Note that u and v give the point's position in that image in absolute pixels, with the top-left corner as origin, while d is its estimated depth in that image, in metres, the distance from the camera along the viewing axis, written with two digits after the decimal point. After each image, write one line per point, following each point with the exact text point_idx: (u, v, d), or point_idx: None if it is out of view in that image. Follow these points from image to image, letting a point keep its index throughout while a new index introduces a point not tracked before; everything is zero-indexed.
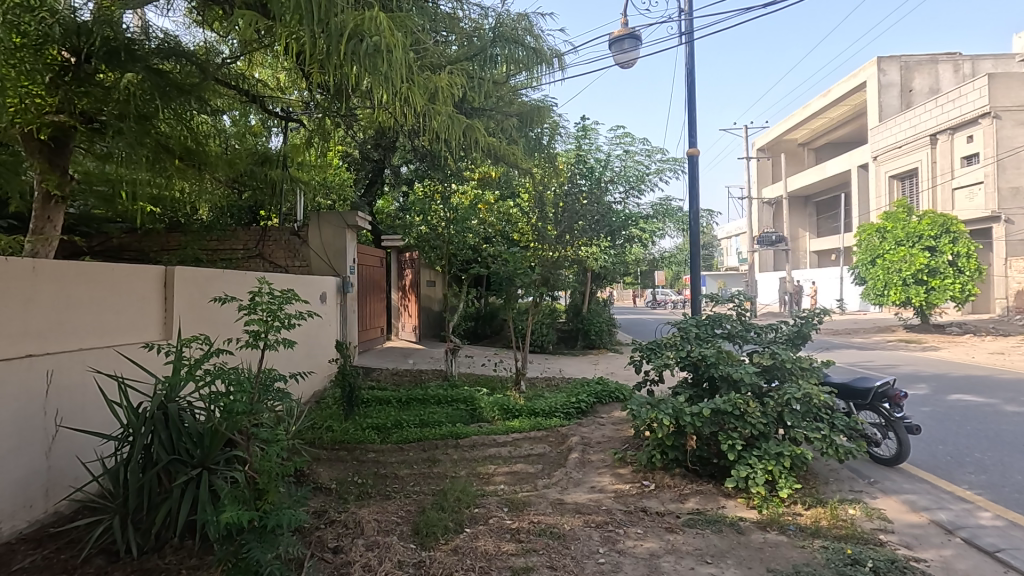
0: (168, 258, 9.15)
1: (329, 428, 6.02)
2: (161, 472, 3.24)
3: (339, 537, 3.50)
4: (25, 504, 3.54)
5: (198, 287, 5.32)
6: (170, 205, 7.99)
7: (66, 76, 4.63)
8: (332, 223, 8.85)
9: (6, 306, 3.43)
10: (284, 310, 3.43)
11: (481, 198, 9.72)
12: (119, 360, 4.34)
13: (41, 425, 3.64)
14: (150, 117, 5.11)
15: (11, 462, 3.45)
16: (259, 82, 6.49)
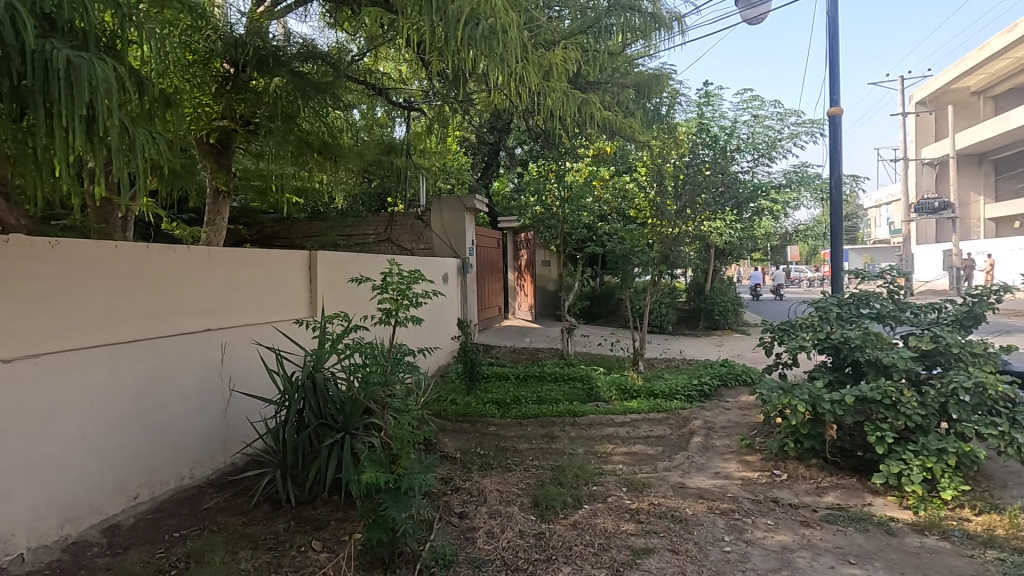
0: (310, 244, 10.12)
1: (453, 401, 6.40)
2: (311, 434, 3.67)
3: (464, 503, 3.72)
4: (209, 455, 4.18)
5: (338, 269, 5.85)
6: (311, 196, 8.84)
7: (228, 85, 5.29)
8: (452, 207, 9.24)
9: (187, 286, 4.04)
10: (412, 289, 3.64)
11: (596, 174, 9.54)
12: (276, 334, 4.94)
13: (219, 388, 4.27)
14: (294, 116, 5.65)
15: (198, 419, 4.09)
16: (384, 76, 6.90)
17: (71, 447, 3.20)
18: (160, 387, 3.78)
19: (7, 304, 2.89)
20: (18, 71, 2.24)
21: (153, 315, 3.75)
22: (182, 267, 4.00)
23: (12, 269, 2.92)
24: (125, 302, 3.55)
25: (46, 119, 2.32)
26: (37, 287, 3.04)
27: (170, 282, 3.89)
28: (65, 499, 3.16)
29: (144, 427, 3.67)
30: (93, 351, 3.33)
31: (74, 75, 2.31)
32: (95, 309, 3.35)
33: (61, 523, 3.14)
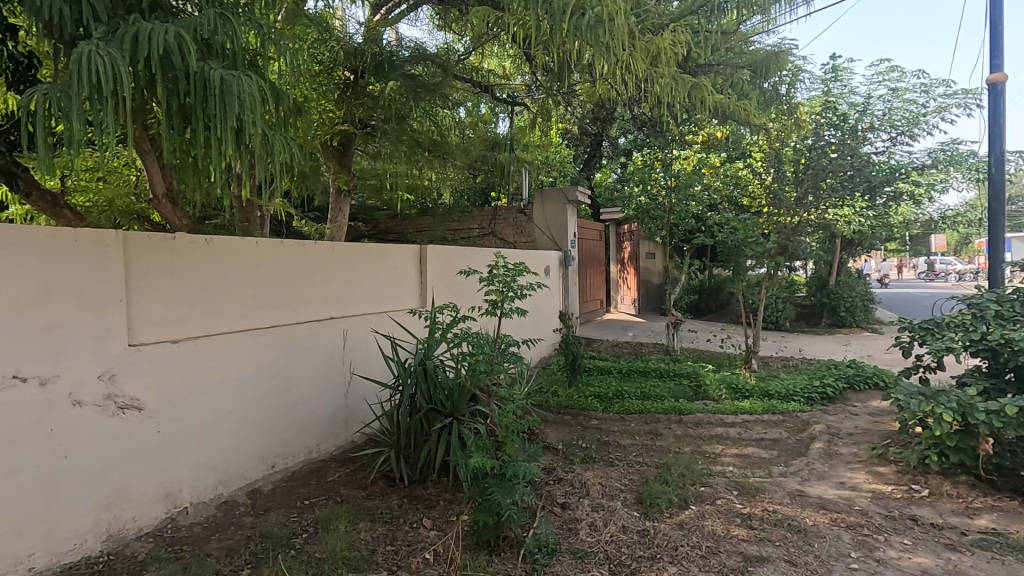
0: (419, 239, 10.65)
1: (555, 393, 6.45)
2: (422, 418, 3.90)
3: (567, 494, 3.75)
4: (334, 432, 4.58)
5: (446, 262, 6.11)
6: (421, 193, 9.27)
7: (349, 91, 5.67)
8: (554, 199, 9.26)
9: (315, 278, 4.43)
10: (517, 281, 3.70)
11: (705, 161, 9.09)
12: (390, 324, 5.28)
13: (341, 372, 4.66)
14: (406, 117, 5.95)
15: (324, 399, 4.49)
16: (489, 72, 7.09)
17: (222, 419, 3.67)
18: (293, 369, 4.20)
19: (172, 293, 3.37)
20: (184, 91, 2.58)
21: (287, 304, 4.17)
22: (311, 260, 4.39)
23: (176, 264, 3.40)
24: (264, 293, 3.98)
25: (205, 130, 2.66)
26: (195, 279, 3.51)
27: (300, 274, 4.29)
28: (218, 463, 3.63)
29: (280, 404, 4.10)
30: (239, 336, 3.78)
31: (226, 91, 2.61)
32: (240, 298, 3.80)
33: (215, 484, 3.61)
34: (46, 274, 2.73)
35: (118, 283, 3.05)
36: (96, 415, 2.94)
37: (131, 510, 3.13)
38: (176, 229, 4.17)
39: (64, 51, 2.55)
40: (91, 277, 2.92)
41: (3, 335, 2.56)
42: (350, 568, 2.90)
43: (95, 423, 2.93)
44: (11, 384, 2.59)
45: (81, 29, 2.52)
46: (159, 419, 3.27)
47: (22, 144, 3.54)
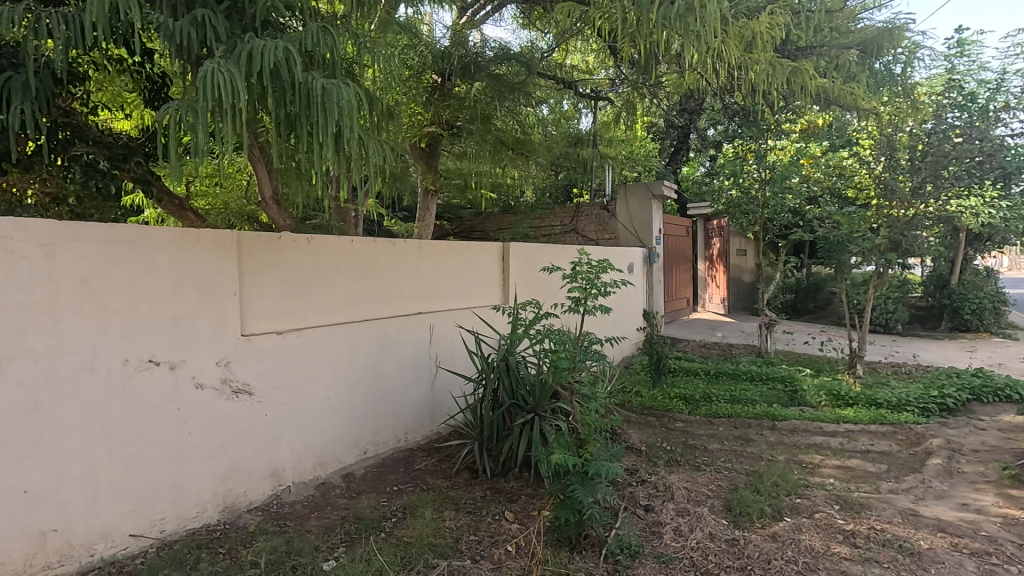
0: (502, 236, 10.79)
1: (638, 393, 6.32)
2: (505, 412, 3.98)
3: (651, 496, 3.66)
4: (420, 423, 4.77)
5: (529, 259, 6.15)
6: (505, 190, 9.33)
7: (436, 94, 5.82)
8: (639, 195, 9.04)
9: (404, 275, 4.63)
10: (601, 278, 3.65)
11: (804, 151, 8.50)
12: (474, 319, 5.40)
13: (428, 365, 4.84)
14: (491, 116, 6.03)
15: (412, 391, 4.69)
16: (572, 68, 7.08)
17: (321, 406, 3.93)
18: (383, 361, 4.42)
19: (279, 289, 3.66)
20: (290, 100, 2.80)
21: (379, 299, 4.39)
22: (400, 257, 4.60)
23: (282, 261, 3.68)
24: (358, 288, 4.22)
25: (307, 136, 2.87)
26: (298, 275, 3.78)
27: (391, 271, 4.51)
28: (317, 447, 3.90)
29: (372, 394, 4.33)
30: (336, 329, 4.04)
31: (327, 100, 2.80)
32: (337, 293, 4.05)
33: (314, 466, 3.88)
34: (175, 270, 3.08)
35: (233, 279, 3.36)
36: (215, 398, 3.28)
37: (243, 485, 3.45)
38: (281, 229, 4.52)
39: (191, 69, 2.83)
40: (211, 274, 3.25)
41: (141, 324, 2.92)
42: (435, 554, 3.02)
43: (213, 405, 3.27)
44: (147, 367, 2.96)
45: (206, 49, 2.79)
46: (267, 404, 3.57)
47: (156, 155, 4.01)
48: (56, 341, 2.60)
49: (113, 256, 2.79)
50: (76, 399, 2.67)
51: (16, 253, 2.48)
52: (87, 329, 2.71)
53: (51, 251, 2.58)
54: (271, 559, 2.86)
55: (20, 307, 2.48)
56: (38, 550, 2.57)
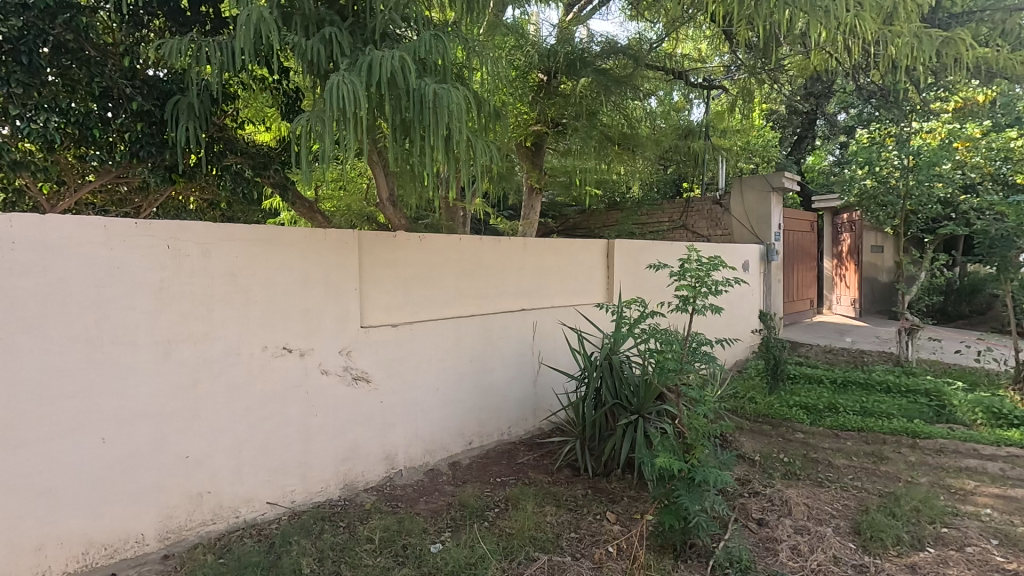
0: (607, 234, 10.57)
1: (752, 399, 5.92)
2: (608, 412, 3.94)
3: (765, 510, 3.42)
4: (523, 417, 4.85)
5: (635, 257, 5.99)
6: (610, 187, 9.14)
7: (542, 93, 5.87)
8: (755, 187, 8.47)
9: (509, 272, 4.73)
10: (711, 276, 3.46)
11: (957, 133, 7.46)
12: (577, 316, 5.38)
13: (530, 361, 4.90)
14: (597, 111, 5.92)
15: (515, 385, 4.78)
16: (684, 58, 6.82)
17: (430, 395, 4.14)
18: (488, 355, 4.55)
19: (393, 284, 3.90)
20: (404, 106, 2.97)
21: (484, 295, 4.53)
22: (505, 254, 4.70)
23: (397, 258, 3.92)
24: (465, 284, 4.38)
25: (420, 139, 3.03)
26: (410, 271, 4.01)
27: (497, 269, 4.63)
28: (426, 435, 4.12)
29: (477, 387, 4.47)
30: (444, 323, 4.22)
31: (438, 104, 2.95)
32: (445, 289, 4.23)
33: (423, 452, 4.10)
34: (305, 267, 3.40)
35: (354, 275, 3.64)
36: (337, 383, 3.58)
37: (361, 466, 3.73)
38: (396, 228, 4.80)
39: (320, 82, 3.09)
40: (334, 270, 3.55)
41: (277, 314, 3.28)
42: (536, 547, 3.06)
43: (336, 390, 3.57)
44: (282, 353, 3.31)
45: (332, 63, 3.04)
46: (382, 391, 3.83)
47: (291, 163, 4.32)
48: (209, 327, 3.01)
49: (255, 254, 3.16)
50: (224, 378, 3.08)
51: (180, 251, 2.91)
52: (233, 317, 3.10)
53: (206, 249, 2.99)
54: (385, 536, 3.06)
55: (183, 298, 2.92)
56: (196, 507, 3.00)
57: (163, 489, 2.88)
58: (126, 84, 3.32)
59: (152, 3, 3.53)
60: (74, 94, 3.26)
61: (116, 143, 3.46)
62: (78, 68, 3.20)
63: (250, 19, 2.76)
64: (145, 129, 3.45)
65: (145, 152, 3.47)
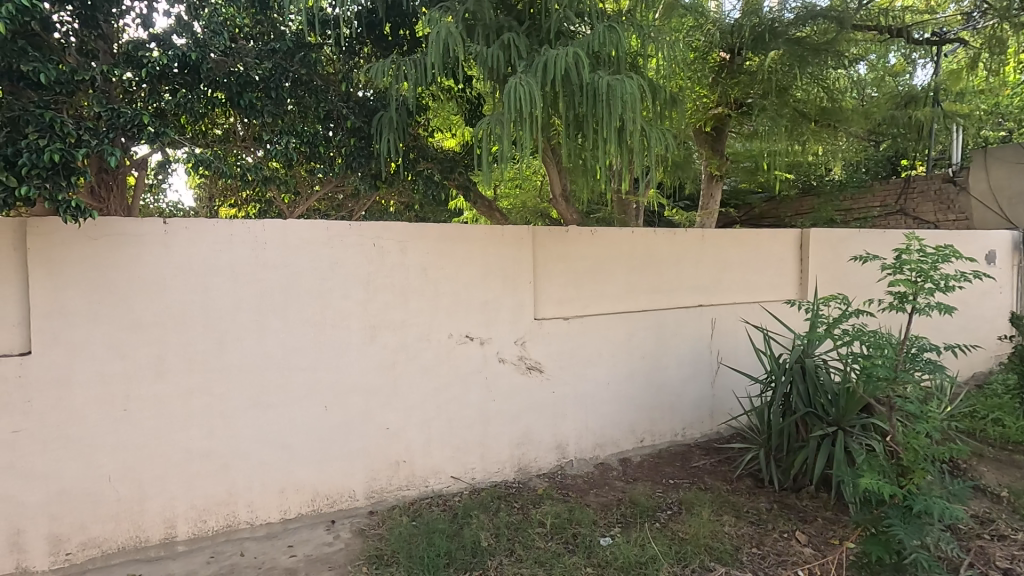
0: (800, 223, 9.37)
1: (997, 421, 4.82)
2: (799, 421, 3.55)
3: (1014, 559, 2.77)
4: (699, 420, 4.59)
5: (836, 247, 5.26)
6: (806, 169, 8.06)
7: (724, 73, 5.43)
8: (1006, 159, 6.76)
9: (685, 265, 4.51)
10: (940, 269, 2.88)
11: None
12: (764, 314, 4.91)
13: (708, 360, 4.62)
14: (789, 87, 5.28)
15: (690, 385, 4.54)
16: (905, 11, 5.84)
17: (600, 389, 4.14)
18: (662, 352, 4.39)
19: (565, 278, 3.98)
20: (578, 101, 3.03)
21: (657, 290, 4.38)
22: (681, 247, 4.48)
23: (569, 252, 3.99)
24: (637, 279, 4.28)
25: (594, 133, 3.07)
26: (582, 265, 4.04)
27: (671, 262, 4.44)
28: (597, 428, 4.13)
29: (649, 384, 4.35)
30: (616, 317, 4.18)
31: (611, 96, 2.95)
32: (617, 283, 4.19)
33: (593, 445, 4.12)
34: (485, 261, 3.64)
35: (529, 269, 3.80)
36: (513, 371, 3.77)
37: (534, 452, 3.88)
38: (568, 223, 4.85)
39: (498, 87, 3.27)
40: (511, 265, 3.74)
41: (460, 305, 3.57)
42: (712, 557, 2.89)
43: (512, 378, 3.77)
44: (465, 341, 3.60)
45: (510, 67, 3.19)
46: (554, 382, 3.94)
47: (473, 166, 4.64)
48: (405, 316, 3.40)
49: (441, 250, 3.49)
50: (416, 362, 3.45)
51: (383, 248, 3.33)
52: (424, 307, 3.46)
53: (403, 246, 3.38)
54: (555, 523, 3.16)
55: (384, 289, 3.34)
56: (395, 473, 3.42)
57: (369, 454, 3.35)
58: (343, 107, 3.89)
59: (362, 32, 4.05)
60: (306, 118, 3.91)
61: (336, 157, 4.07)
62: (309, 96, 3.85)
63: (440, 35, 3.06)
64: (357, 143, 4.02)
65: (357, 162, 4.04)
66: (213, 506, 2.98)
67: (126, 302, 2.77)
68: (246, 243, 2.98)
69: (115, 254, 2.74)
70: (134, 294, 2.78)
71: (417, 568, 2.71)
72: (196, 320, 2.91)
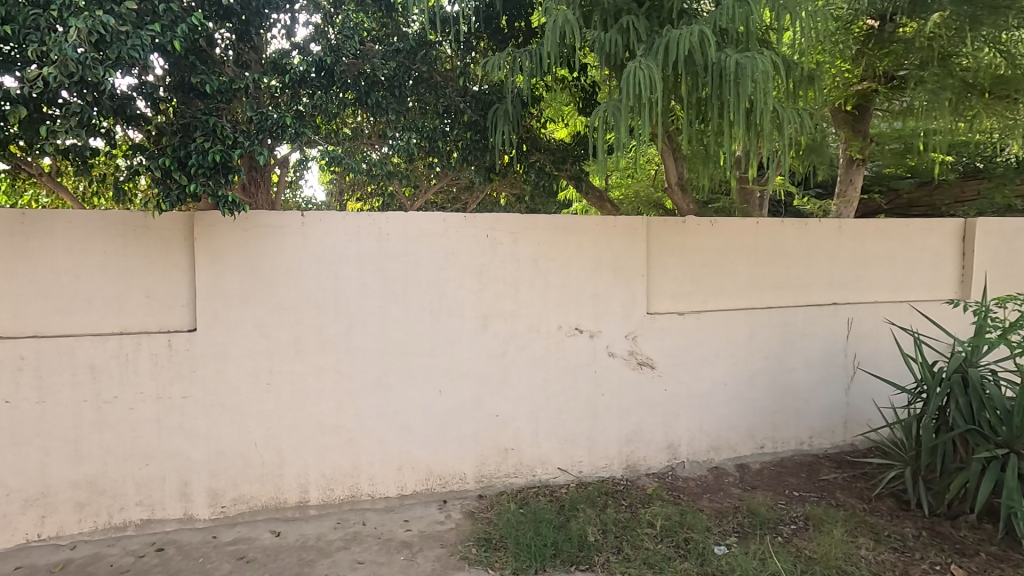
0: (960, 211, 8.13)
1: None
2: (957, 440, 3.10)
3: None
4: (830, 429, 4.18)
5: (1011, 239, 4.50)
6: (971, 148, 6.97)
7: (870, 43, 4.79)
8: None
9: (818, 259, 4.10)
10: None
11: None
12: (914, 315, 4.34)
13: (842, 364, 4.18)
14: (955, 53, 4.60)
15: (820, 390, 4.14)
16: None
17: (717, 390, 3.91)
18: (788, 353, 4.04)
19: (681, 271, 3.80)
20: (701, 83, 2.88)
21: (784, 285, 4.03)
22: (813, 239, 4.08)
23: (686, 244, 3.80)
24: (762, 273, 3.97)
25: (718, 116, 2.91)
26: (699, 258, 3.83)
27: (802, 255, 4.06)
28: (712, 430, 3.91)
29: (772, 387, 4.03)
30: (736, 313, 3.91)
31: (739, 75, 2.76)
32: (738, 277, 3.92)
33: (707, 448, 3.91)
34: (596, 253, 3.58)
35: (642, 261, 3.67)
36: (623, 366, 3.68)
37: (643, 450, 3.76)
38: (684, 214, 4.57)
39: (615, 73, 3.17)
40: (623, 257, 3.63)
41: (571, 297, 3.54)
42: None
43: (621, 372, 3.68)
44: (575, 334, 3.56)
45: (628, 51, 3.08)
46: (666, 379, 3.78)
47: (585, 156, 4.57)
48: (516, 306, 3.45)
49: (553, 241, 3.48)
50: (526, 352, 3.48)
51: (496, 239, 3.39)
52: (535, 298, 3.48)
53: (515, 237, 3.41)
54: (666, 525, 3.04)
55: (497, 280, 3.40)
56: (503, 460, 3.49)
57: (479, 440, 3.44)
58: (460, 101, 4.01)
59: (479, 27, 4.12)
60: (426, 114, 4.09)
61: (453, 151, 4.21)
62: (429, 93, 4.02)
63: (556, 24, 3.02)
64: (473, 136, 4.12)
65: (472, 155, 4.15)
66: (340, 476, 3.24)
67: (270, 287, 3.08)
68: (371, 235, 3.18)
69: (263, 244, 3.05)
70: (277, 280, 3.08)
71: (524, 556, 2.75)
72: (328, 305, 3.16)
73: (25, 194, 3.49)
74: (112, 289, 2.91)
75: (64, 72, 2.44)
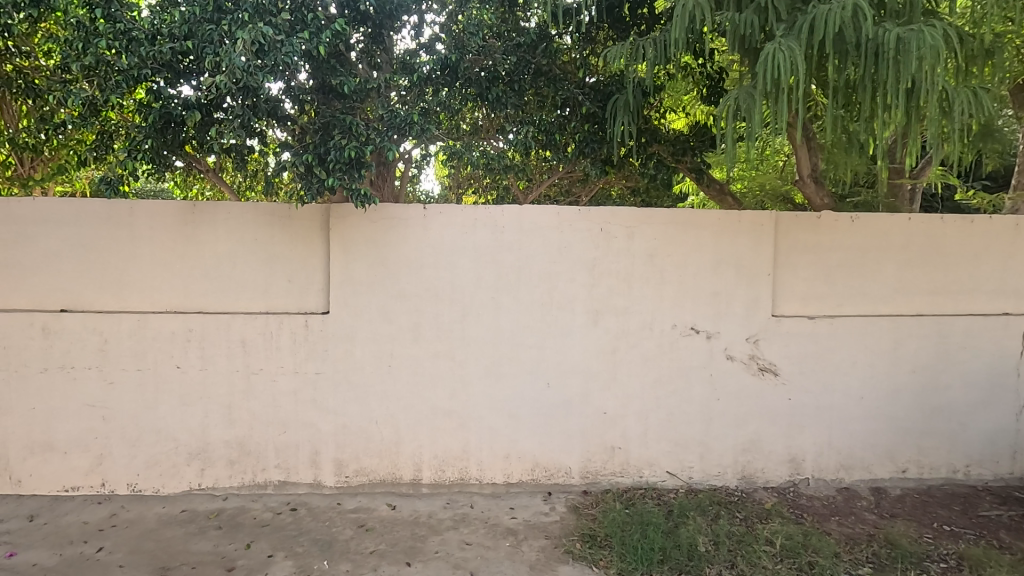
0: None
1: None
2: None
3: None
4: (993, 458, 3.64)
5: None
6: None
7: None
8: None
9: (986, 261, 3.55)
10: None
11: None
12: None
13: (1013, 385, 3.61)
14: None
15: (982, 413, 3.60)
16: None
17: (851, 403, 3.54)
18: (942, 368, 3.55)
19: (814, 271, 3.47)
20: (851, 62, 2.60)
21: (940, 291, 3.54)
22: (981, 238, 3.54)
23: (821, 241, 3.47)
24: (912, 276, 3.52)
25: (871, 98, 2.62)
26: (836, 257, 3.48)
27: (965, 257, 3.54)
28: (843, 446, 3.55)
29: (921, 405, 3.57)
30: (878, 320, 3.50)
31: (903, 50, 2.46)
32: (883, 280, 3.51)
33: (837, 466, 3.56)
34: (717, 249, 3.38)
35: (769, 259, 3.40)
36: (743, 371, 3.45)
37: (761, 461, 3.52)
38: (815, 209, 4.07)
39: (747, 58, 2.95)
40: (747, 254, 3.39)
41: (687, 294, 3.38)
42: None
43: (741, 377, 3.45)
44: (690, 334, 3.40)
45: (765, 33, 2.86)
46: (791, 387, 3.49)
47: (707, 146, 4.33)
48: (629, 303, 3.36)
49: (670, 236, 3.34)
50: (638, 349, 3.39)
51: (611, 233, 3.33)
52: (649, 295, 3.37)
53: (630, 231, 3.32)
54: (787, 545, 2.81)
55: (610, 274, 3.34)
56: (610, 458, 3.43)
57: (586, 435, 3.41)
58: (579, 93, 3.98)
59: (601, 16, 4.04)
60: (544, 107, 4.13)
61: (569, 144, 4.19)
62: (548, 86, 4.04)
63: (685, 6, 2.86)
64: (590, 129, 4.10)
65: (589, 148, 4.11)
66: (450, 459, 3.37)
67: (393, 275, 3.27)
68: (487, 227, 3.26)
69: (388, 235, 3.24)
70: (399, 269, 3.26)
71: (630, 557, 2.69)
72: (445, 294, 3.29)
73: (195, 189, 4.03)
74: (261, 273, 3.25)
75: (232, 79, 2.77)
